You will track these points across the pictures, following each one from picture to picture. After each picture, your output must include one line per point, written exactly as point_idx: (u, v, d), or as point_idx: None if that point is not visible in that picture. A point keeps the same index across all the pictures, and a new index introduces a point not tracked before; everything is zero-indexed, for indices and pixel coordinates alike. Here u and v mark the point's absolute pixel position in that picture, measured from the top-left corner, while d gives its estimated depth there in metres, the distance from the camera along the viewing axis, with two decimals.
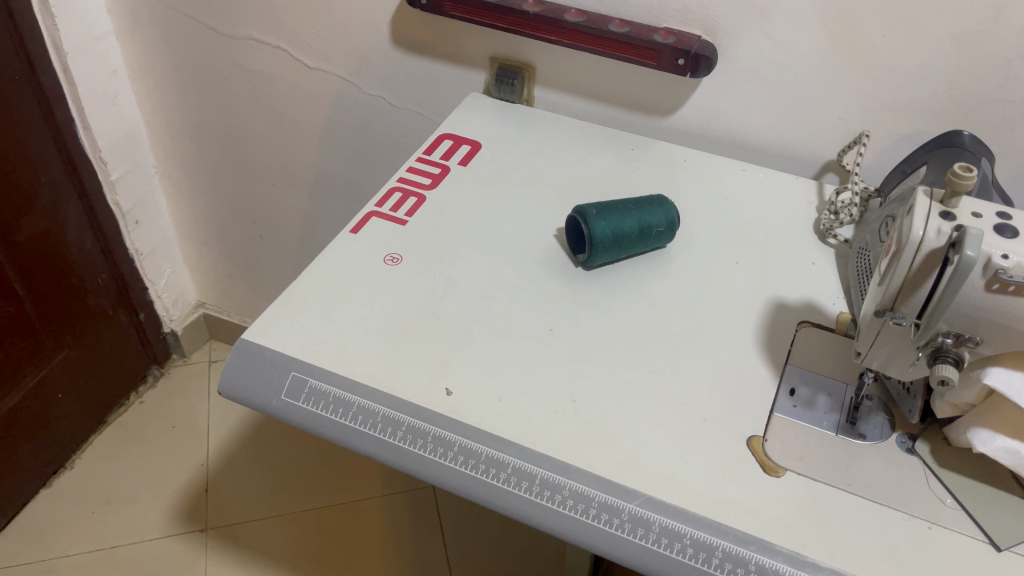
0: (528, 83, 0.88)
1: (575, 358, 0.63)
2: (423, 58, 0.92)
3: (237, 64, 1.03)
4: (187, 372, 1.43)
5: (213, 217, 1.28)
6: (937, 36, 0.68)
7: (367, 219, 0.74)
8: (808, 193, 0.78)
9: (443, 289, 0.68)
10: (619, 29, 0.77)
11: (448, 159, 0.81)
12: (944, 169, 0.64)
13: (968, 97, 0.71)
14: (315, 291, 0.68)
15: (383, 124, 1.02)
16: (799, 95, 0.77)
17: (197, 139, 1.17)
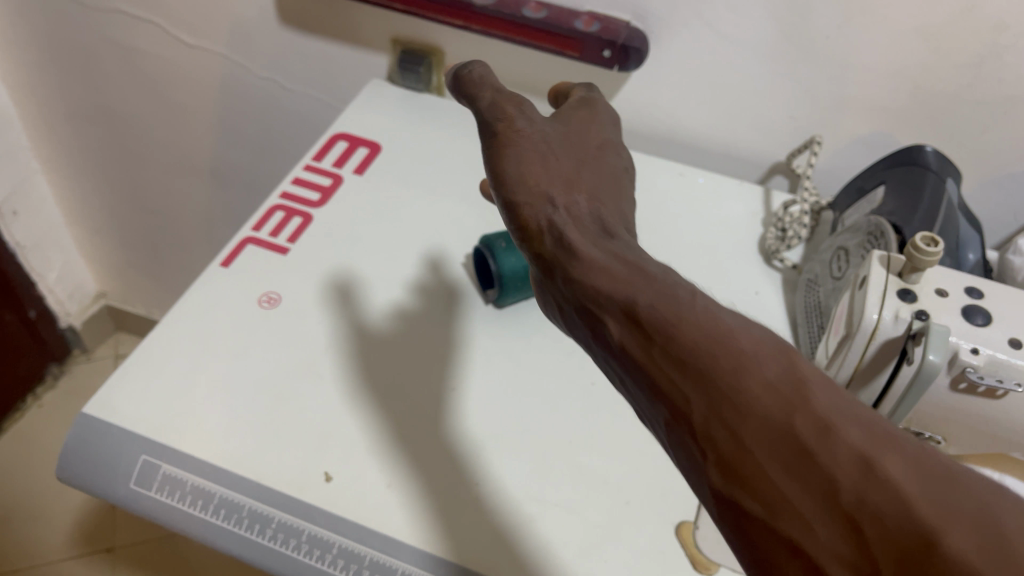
0: (435, 69, 0.77)
1: (481, 425, 0.54)
2: (314, 38, 0.79)
3: (108, 40, 0.89)
4: (91, 369, 1.32)
5: (104, 205, 1.14)
6: (901, 27, 0.58)
7: (241, 247, 0.64)
8: (753, 203, 0.69)
9: (328, 338, 0.58)
10: (534, 13, 0.65)
11: (340, 166, 0.71)
12: (904, 193, 0.55)
13: (934, 98, 0.61)
14: (175, 345, 0.57)
15: (280, 109, 0.90)
16: (741, 90, 0.67)
17: (75, 120, 1.02)
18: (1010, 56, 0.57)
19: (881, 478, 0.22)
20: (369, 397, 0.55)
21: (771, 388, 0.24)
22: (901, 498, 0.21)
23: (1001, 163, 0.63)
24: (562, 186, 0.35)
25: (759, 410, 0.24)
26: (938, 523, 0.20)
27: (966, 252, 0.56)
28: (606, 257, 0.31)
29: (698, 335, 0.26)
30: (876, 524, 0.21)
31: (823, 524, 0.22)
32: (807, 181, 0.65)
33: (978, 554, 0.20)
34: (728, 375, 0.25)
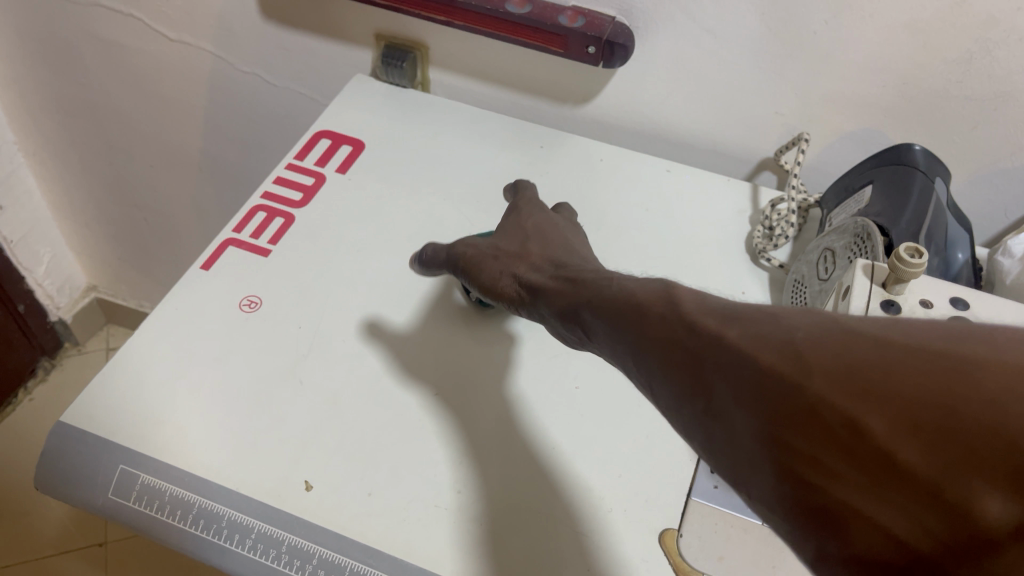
0: (420, 64, 0.76)
1: (463, 431, 0.54)
2: (296, 32, 0.78)
3: (89, 34, 0.87)
4: (82, 362, 1.32)
5: (91, 199, 1.13)
6: (890, 22, 0.57)
7: (222, 250, 0.63)
8: (741, 201, 0.69)
9: (310, 344, 0.58)
10: (518, 8, 0.64)
11: (323, 165, 0.70)
12: (890, 193, 0.54)
13: (924, 93, 0.60)
14: (155, 351, 0.56)
15: (265, 103, 0.89)
16: (728, 86, 0.66)
17: (58, 114, 1.00)
18: (1000, 52, 0.56)
19: (718, 343, 0.27)
20: (351, 403, 0.55)
21: (658, 314, 0.31)
22: (729, 350, 0.26)
23: (992, 160, 0.63)
24: (518, 261, 0.50)
25: (650, 334, 0.31)
26: (751, 357, 0.25)
27: (955, 251, 0.56)
28: (561, 285, 0.42)
29: (614, 307, 0.34)
30: (718, 375, 0.26)
31: (694, 394, 0.27)
32: (794, 177, 0.65)
33: (779, 367, 0.24)
34: (638, 320, 0.32)
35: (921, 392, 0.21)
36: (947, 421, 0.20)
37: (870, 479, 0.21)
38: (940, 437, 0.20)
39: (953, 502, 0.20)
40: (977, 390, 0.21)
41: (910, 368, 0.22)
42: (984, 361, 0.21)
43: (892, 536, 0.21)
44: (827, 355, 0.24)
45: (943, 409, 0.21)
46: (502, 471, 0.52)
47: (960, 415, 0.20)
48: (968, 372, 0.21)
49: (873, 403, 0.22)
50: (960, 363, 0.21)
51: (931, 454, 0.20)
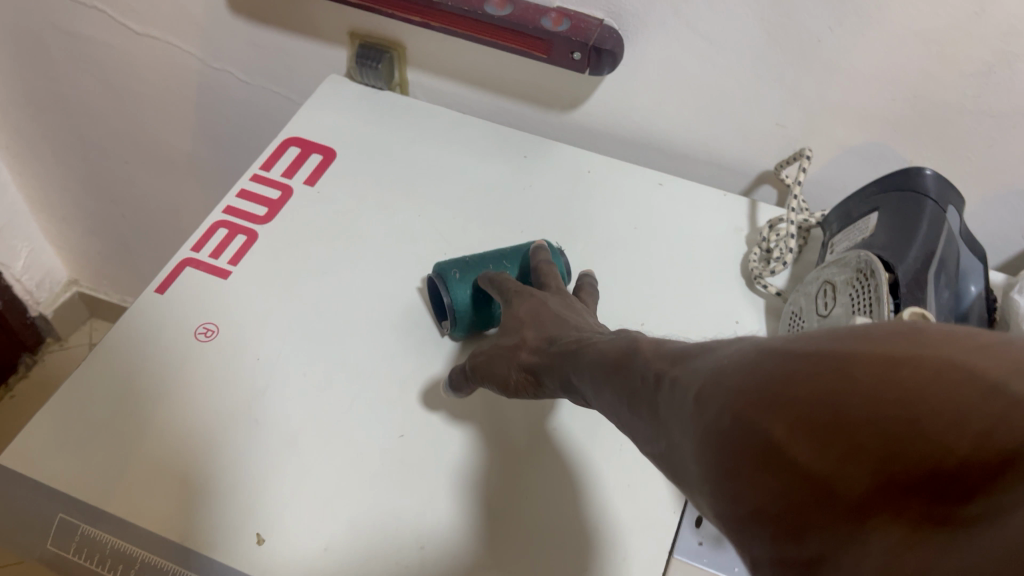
0: (397, 64, 0.71)
1: (430, 478, 0.50)
2: (266, 28, 0.73)
3: (52, 26, 0.83)
4: (66, 358, 1.29)
5: (68, 193, 1.09)
6: (900, 31, 0.52)
7: (179, 271, 0.59)
8: (737, 219, 0.64)
9: (268, 376, 0.54)
10: (498, 10, 0.59)
11: (291, 175, 0.66)
12: (898, 224, 0.50)
13: (936, 107, 0.55)
14: (100, 384, 0.52)
15: (239, 100, 0.84)
16: (724, 95, 0.61)
17: (28, 108, 0.96)
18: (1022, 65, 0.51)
19: (676, 380, 0.28)
20: (310, 441, 0.51)
21: (638, 369, 0.32)
22: (679, 386, 0.27)
23: (1008, 180, 0.58)
24: (519, 348, 0.50)
25: (634, 385, 0.32)
26: (689, 386, 0.26)
27: (966, 284, 0.52)
28: (569, 369, 0.43)
29: (608, 360, 0.37)
30: (669, 407, 0.27)
31: (659, 435, 0.28)
32: (795, 196, 0.60)
33: (709, 393, 0.24)
34: (625, 372, 0.34)
35: (817, 387, 0.20)
36: (832, 415, 0.19)
37: (769, 480, 0.20)
38: (820, 431, 0.19)
39: (835, 492, 0.19)
40: (854, 382, 0.19)
41: (796, 369, 0.21)
42: (867, 350, 0.20)
43: (791, 532, 0.20)
44: (737, 370, 0.23)
45: (819, 402, 0.19)
46: (470, 524, 0.49)
47: (837, 407, 0.19)
48: (848, 362, 0.20)
49: (765, 405, 0.21)
50: (845, 358, 0.20)
51: (823, 450, 0.19)
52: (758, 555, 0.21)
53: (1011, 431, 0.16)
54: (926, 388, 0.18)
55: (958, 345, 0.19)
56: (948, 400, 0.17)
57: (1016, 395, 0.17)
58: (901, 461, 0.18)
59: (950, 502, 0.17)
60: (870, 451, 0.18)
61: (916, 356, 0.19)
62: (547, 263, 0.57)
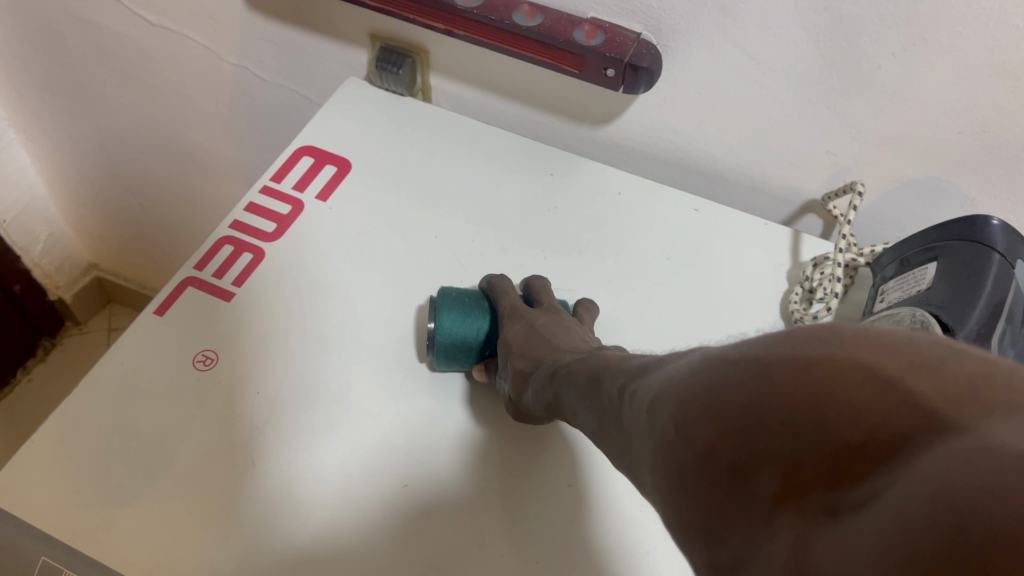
0: (420, 69, 0.67)
1: (435, 535, 0.47)
2: (283, 25, 0.69)
3: (65, 12, 0.79)
4: (84, 343, 1.28)
5: (86, 179, 1.07)
6: (973, 62, 0.47)
7: (180, 290, 0.55)
8: (779, 252, 0.59)
9: (268, 411, 0.51)
10: (527, 20, 0.55)
11: (302, 189, 0.62)
12: (955, 279, 0.45)
13: (1008, 145, 0.50)
14: (92, 414, 0.49)
15: (257, 96, 0.80)
16: (771, 118, 0.56)
17: (45, 93, 0.93)
18: None
19: (634, 394, 0.29)
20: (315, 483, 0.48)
21: (608, 382, 0.34)
22: (637, 400, 0.28)
23: None
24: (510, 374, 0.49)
25: (603, 397, 0.34)
26: (645, 401, 0.27)
27: None
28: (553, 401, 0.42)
29: (583, 376, 0.38)
30: (629, 416, 0.29)
31: (625, 450, 0.29)
32: (846, 235, 0.55)
33: (658, 402, 0.26)
34: (598, 384, 0.35)
35: (742, 394, 0.21)
36: (751, 420, 0.20)
37: (708, 485, 0.22)
38: (742, 432, 0.21)
39: (753, 486, 0.20)
40: (772, 385, 0.20)
41: (726, 374, 0.22)
42: (784, 350, 0.21)
43: (721, 530, 0.21)
44: (683, 379, 0.25)
45: (742, 407, 0.21)
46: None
47: (754, 409, 0.21)
48: (766, 362, 0.21)
49: (698, 416, 0.23)
50: (764, 361, 0.21)
51: (746, 453, 0.20)
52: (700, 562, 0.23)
53: (897, 419, 0.17)
54: (832, 386, 0.19)
55: (858, 338, 0.19)
56: (847, 394, 0.18)
57: (908, 390, 0.17)
58: (804, 458, 0.19)
59: (840, 490, 0.18)
60: (780, 448, 0.19)
61: (825, 355, 0.20)
62: (545, 286, 0.56)
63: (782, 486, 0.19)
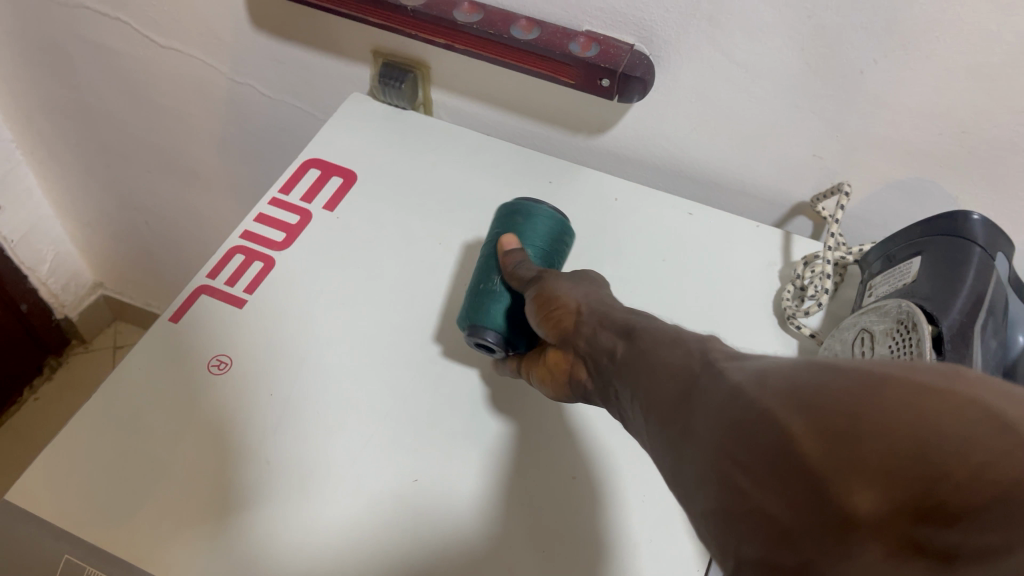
0: (421, 84, 0.69)
1: (443, 527, 0.49)
2: (289, 43, 0.72)
3: (75, 36, 0.82)
4: (90, 361, 1.29)
5: (92, 198, 1.09)
6: (950, 66, 0.49)
7: (194, 298, 0.57)
8: (770, 253, 0.62)
9: (282, 414, 0.52)
10: (524, 34, 0.58)
11: (310, 200, 0.64)
12: (939, 271, 0.47)
13: (987, 145, 0.53)
14: (111, 417, 0.51)
15: (262, 113, 0.83)
16: (759, 124, 0.58)
17: (53, 115, 0.96)
18: None
19: (717, 374, 0.30)
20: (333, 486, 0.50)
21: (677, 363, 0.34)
22: (719, 378, 0.30)
23: None
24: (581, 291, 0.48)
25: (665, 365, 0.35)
26: (727, 382, 0.29)
27: (1016, 334, 0.49)
28: (614, 333, 0.42)
29: (657, 341, 0.37)
30: (700, 395, 0.30)
31: (681, 416, 0.31)
32: (834, 233, 0.57)
33: (744, 389, 0.28)
34: (653, 364, 0.36)
35: (846, 403, 0.23)
36: (850, 426, 0.23)
37: (780, 473, 0.24)
38: (835, 436, 0.23)
39: (839, 498, 0.22)
40: (881, 402, 0.23)
41: (839, 382, 0.24)
42: (903, 377, 0.23)
43: (784, 523, 0.24)
44: (781, 377, 0.27)
45: (844, 412, 0.23)
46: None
47: (857, 418, 0.23)
48: (884, 380, 0.24)
49: (794, 411, 0.25)
50: (878, 379, 0.24)
51: (834, 455, 0.23)
52: (751, 554, 0.25)
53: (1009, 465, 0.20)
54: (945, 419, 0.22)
55: (984, 389, 0.22)
56: (957, 428, 0.21)
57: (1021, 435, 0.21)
58: (900, 474, 0.21)
59: (939, 516, 0.21)
60: (875, 463, 0.22)
61: (944, 389, 0.22)
62: None
63: (874, 503, 0.22)
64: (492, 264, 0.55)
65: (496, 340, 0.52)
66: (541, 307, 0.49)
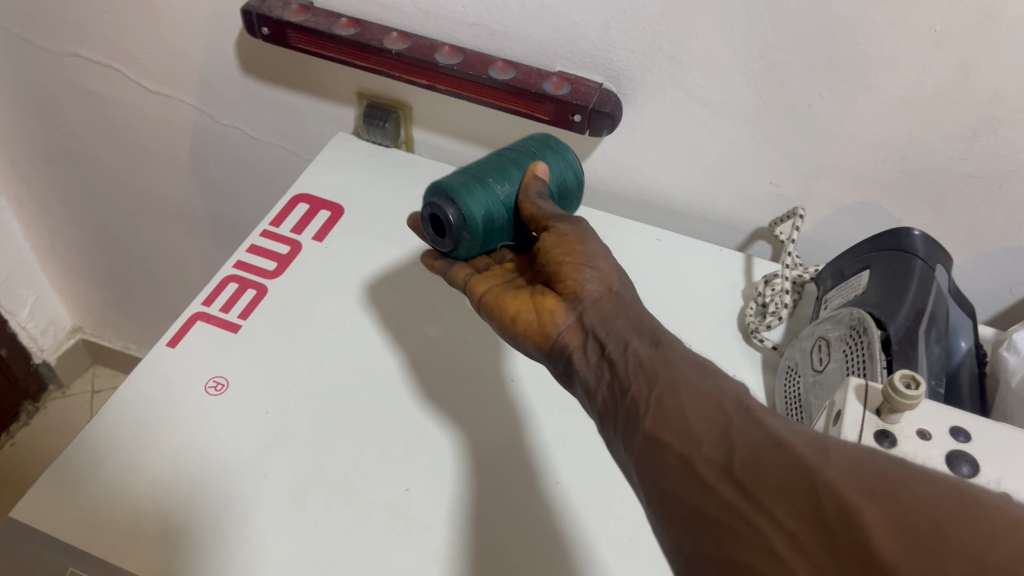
0: (403, 123, 0.74)
1: (434, 531, 0.50)
2: (277, 87, 0.76)
3: (67, 83, 0.85)
4: (67, 406, 1.30)
5: (74, 243, 1.11)
6: (887, 98, 0.54)
7: (190, 324, 0.60)
8: (734, 274, 0.66)
9: (275, 432, 0.54)
10: (502, 74, 0.62)
11: (300, 231, 0.67)
12: (885, 283, 0.52)
13: (924, 170, 0.58)
14: (113, 435, 0.53)
15: (248, 154, 0.87)
16: (719, 156, 0.63)
17: (39, 161, 0.98)
18: (1005, 130, 0.53)
19: (759, 423, 0.34)
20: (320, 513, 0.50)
21: (712, 402, 0.37)
22: (761, 427, 0.34)
23: (995, 239, 0.61)
24: (610, 272, 0.47)
25: (687, 383, 0.38)
26: (769, 434, 0.34)
27: (958, 339, 0.54)
28: (647, 337, 0.43)
29: (689, 367, 0.39)
30: (742, 437, 0.34)
31: (710, 442, 0.35)
32: (790, 253, 0.62)
33: (809, 457, 0.31)
34: (678, 393, 0.38)
35: (928, 513, 0.28)
36: (935, 535, 0.27)
37: (841, 548, 0.28)
38: (916, 538, 0.27)
39: None
40: (970, 525, 0.27)
41: (922, 494, 0.29)
42: (982, 504, 0.28)
43: None
44: (849, 457, 0.31)
45: (931, 521, 0.27)
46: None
47: (942, 532, 0.27)
48: (971, 511, 0.28)
49: (873, 497, 0.29)
50: (966, 500, 0.28)
51: (907, 554, 0.27)
52: None
53: None
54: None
55: None
56: None
57: None
58: None
59: None
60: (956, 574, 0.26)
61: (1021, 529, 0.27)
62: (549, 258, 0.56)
63: None
64: (513, 171, 0.53)
65: (454, 217, 0.50)
66: (569, 260, 0.47)
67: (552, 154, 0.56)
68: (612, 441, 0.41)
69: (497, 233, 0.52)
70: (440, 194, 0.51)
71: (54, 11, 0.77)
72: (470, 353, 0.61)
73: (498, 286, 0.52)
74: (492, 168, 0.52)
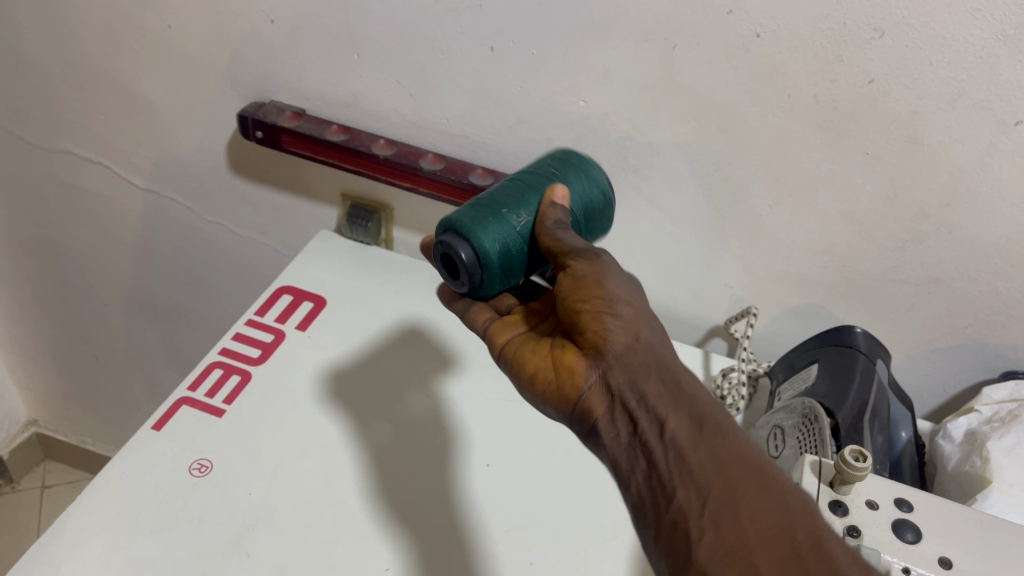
0: (384, 223, 0.79)
1: None
2: (264, 187, 0.81)
3: (54, 178, 0.89)
4: (15, 502, 1.27)
5: (40, 333, 1.11)
6: (827, 212, 0.61)
7: (175, 408, 0.62)
8: (693, 368, 0.71)
9: (259, 514, 0.56)
10: (481, 180, 0.68)
11: (284, 321, 0.70)
12: (834, 377, 0.57)
13: (862, 275, 0.64)
14: (94, 516, 0.54)
15: (229, 250, 0.90)
16: (679, 258, 0.69)
17: (14, 252, 1.00)
18: (931, 241, 0.60)
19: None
20: None
21: (783, 535, 0.37)
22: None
23: (929, 338, 0.67)
24: (635, 324, 0.46)
25: (743, 508, 0.38)
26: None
27: (900, 429, 0.58)
28: (687, 419, 0.43)
29: (746, 478, 0.40)
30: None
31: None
32: (745, 348, 0.67)
33: None
34: (741, 525, 0.38)
35: None
36: None
37: None
38: None
39: None
40: None
41: None
42: None
43: None
44: None
45: None
46: None
47: None
48: None
49: None
50: None
51: None
52: None
53: None
54: None
55: None
56: None
57: None
58: None
59: None
60: None
61: None
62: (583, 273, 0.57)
63: None
64: (530, 197, 0.54)
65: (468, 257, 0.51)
66: (591, 307, 0.47)
67: (574, 173, 0.58)
68: (651, 545, 0.42)
69: (516, 266, 0.53)
70: (451, 233, 0.52)
71: (50, 111, 0.81)
72: (446, 438, 0.63)
73: (519, 337, 0.53)
74: (510, 196, 0.53)
